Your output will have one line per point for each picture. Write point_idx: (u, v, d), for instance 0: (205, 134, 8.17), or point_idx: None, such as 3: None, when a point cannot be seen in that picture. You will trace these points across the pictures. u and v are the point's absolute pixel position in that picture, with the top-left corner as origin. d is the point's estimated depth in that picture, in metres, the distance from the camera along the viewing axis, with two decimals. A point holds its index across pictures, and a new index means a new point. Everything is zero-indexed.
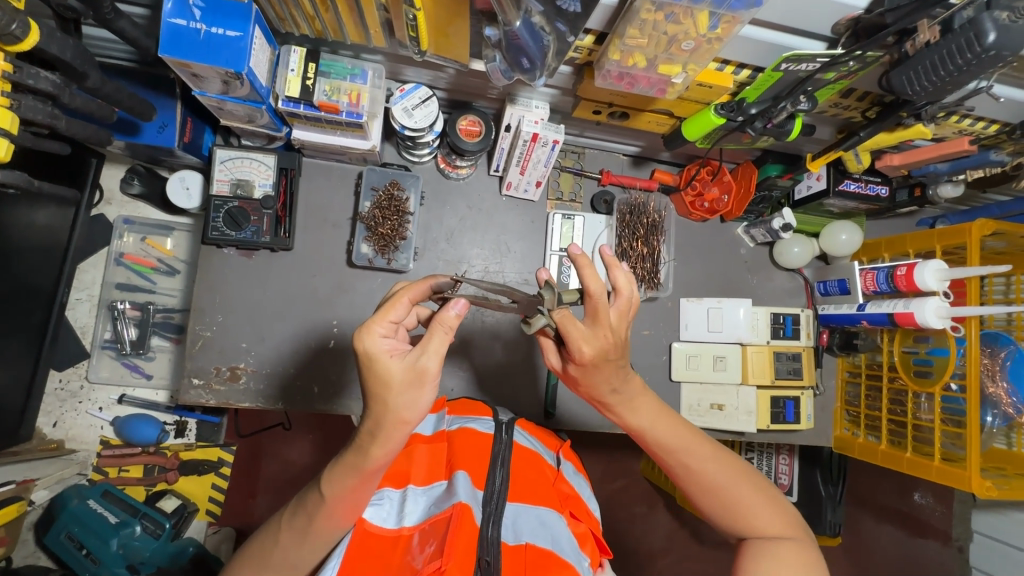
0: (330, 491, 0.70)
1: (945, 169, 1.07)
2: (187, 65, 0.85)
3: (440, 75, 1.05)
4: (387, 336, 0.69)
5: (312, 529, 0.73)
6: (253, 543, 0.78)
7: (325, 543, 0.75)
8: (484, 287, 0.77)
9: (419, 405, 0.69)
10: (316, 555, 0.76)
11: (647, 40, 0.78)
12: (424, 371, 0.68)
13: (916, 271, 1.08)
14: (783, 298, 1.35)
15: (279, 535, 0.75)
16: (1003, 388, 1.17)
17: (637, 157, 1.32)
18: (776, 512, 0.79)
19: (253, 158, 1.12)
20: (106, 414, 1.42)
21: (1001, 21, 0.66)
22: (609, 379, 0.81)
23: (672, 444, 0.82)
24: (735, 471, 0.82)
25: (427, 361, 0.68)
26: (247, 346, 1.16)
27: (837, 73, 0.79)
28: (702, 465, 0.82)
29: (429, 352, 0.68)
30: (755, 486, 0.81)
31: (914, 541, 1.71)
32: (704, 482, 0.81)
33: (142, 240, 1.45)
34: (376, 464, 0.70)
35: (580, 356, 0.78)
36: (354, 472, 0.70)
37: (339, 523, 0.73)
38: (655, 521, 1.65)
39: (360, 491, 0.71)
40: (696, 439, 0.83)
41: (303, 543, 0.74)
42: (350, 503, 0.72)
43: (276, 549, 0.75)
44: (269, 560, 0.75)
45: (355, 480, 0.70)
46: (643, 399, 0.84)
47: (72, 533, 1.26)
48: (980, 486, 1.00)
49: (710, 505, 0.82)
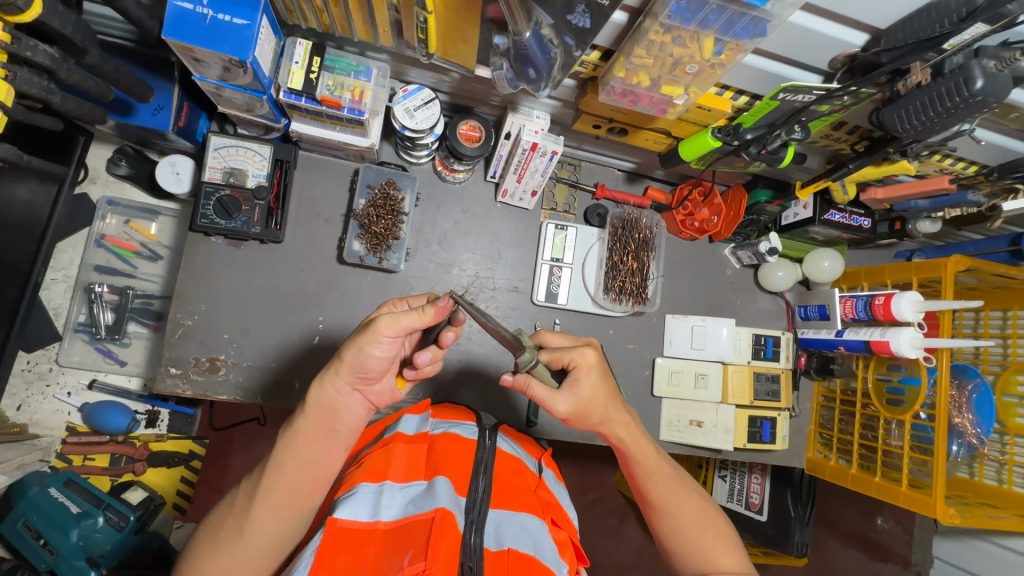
0: (284, 440, 0.78)
1: (924, 207, 1.11)
2: (190, 50, 0.83)
3: (443, 78, 1.05)
4: (396, 308, 0.85)
5: (262, 487, 0.76)
6: (215, 519, 0.79)
7: (276, 505, 0.76)
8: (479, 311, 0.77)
9: (355, 352, 0.74)
10: (259, 527, 0.76)
11: (653, 61, 0.79)
12: (377, 311, 0.84)
13: (894, 302, 1.11)
14: (765, 320, 1.38)
15: (236, 504, 0.77)
16: (968, 419, 1.21)
17: (631, 173, 1.34)
18: (734, 551, 0.86)
19: (248, 147, 1.11)
20: (74, 399, 1.38)
21: (988, 69, 0.70)
22: (608, 405, 0.82)
23: (655, 483, 0.87)
24: (706, 516, 0.88)
25: (384, 308, 0.85)
26: (229, 337, 1.14)
27: (831, 107, 0.82)
28: (679, 507, 0.87)
29: (396, 303, 0.85)
30: (719, 531, 0.87)
31: (875, 564, 1.75)
32: (677, 517, 0.87)
33: (125, 222, 1.41)
34: (318, 403, 0.77)
35: (586, 359, 0.80)
36: (302, 412, 0.78)
37: (294, 483, 0.77)
38: (626, 533, 1.66)
39: (317, 440, 0.78)
40: (675, 482, 0.88)
41: (253, 507, 0.75)
42: (298, 456, 0.77)
43: (230, 514, 0.77)
44: (222, 531, 0.76)
45: (303, 421, 0.77)
46: (634, 432, 0.86)
47: (30, 522, 1.20)
48: (944, 513, 1.03)
49: (676, 540, 0.87)
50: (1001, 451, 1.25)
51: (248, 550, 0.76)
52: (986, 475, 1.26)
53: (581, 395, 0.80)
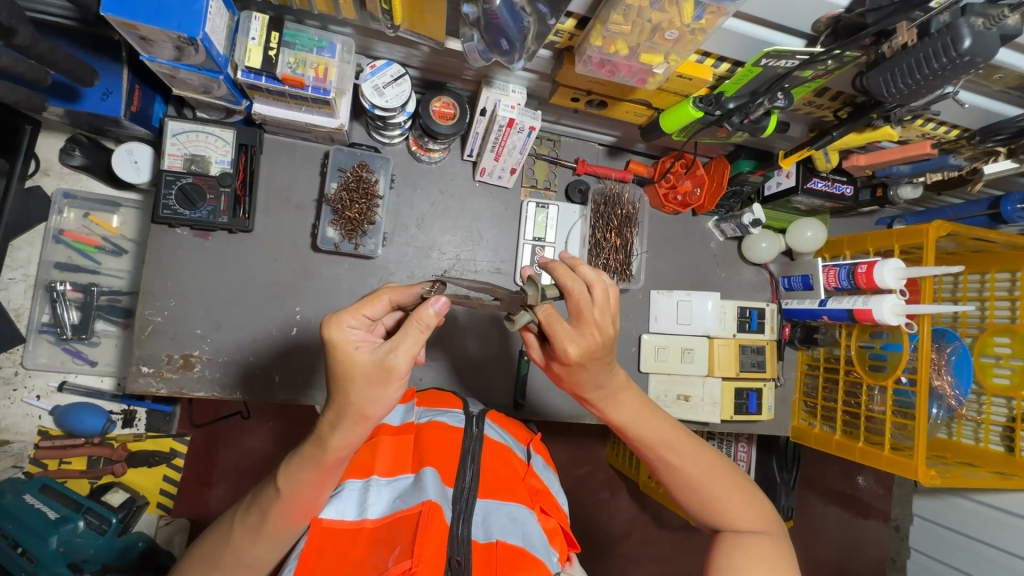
0: (288, 485, 0.68)
1: (907, 171, 1.09)
2: (134, 27, 0.77)
3: (413, 52, 1.00)
4: (356, 328, 0.67)
5: (265, 524, 0.69)
6: (207, 541, 0.74)
7: (282, 537, 0.71)
8: (466, 285, 0.75)
9: (382, 401, 0.66)
10: (264, 555, 0.72)
11: (631, 27, 0.75)
12: (338, 348, 0.65)
13: (876, 269, 1.11)
14: (749, 292, 1.38)
15: (232, 534, 0.71)
16: (947, 381, 1.23)
17: (612, 147, 1.30)
18: (749, 505, 0.81)
19: (209, 132, 1.05)
20: (44, 403, 1.34)
21: (976, 27, 0.67)
22: (596, 376, 0.77)
23: (652, 446, 0.82)
24: (713, 469, 0.82)
25: (344, 338, 0.65)
26: (202, 332, 1.10)
27: (814, 71, 0.79)
28: (683, 460, 0.82)
29: (354, 321, 0.67)
30: (731, 483, 0.82)
31: (857, 521, 1.80)
32: (683, 477, 0.82)
33: (84, 216, 1.35)
34: (335, 456, 0.67)
35: (565, 356, 0.73)
36: (313, 465, 0.68)
37: (296, 518, 0.70)
38: (617, 506, 1.67)
39: (325, 483, 0.69)
40: (675, 441, 0.83)
41: (257, 541, 0.70)
42: (307, 499, 0.69)
43: (227, 548, 0.71)
44: (220, 559, 0.71)
45: (314, 473, 0.68)
46: (626, 395, 0.82)
47: (6, 531, 1.17)
48: (925, 475, 1.04)
49: (686, 496, 0.83)
50: (979, 411, 1.27)
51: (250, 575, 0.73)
52: (964, 434, 1.30)
53: (566, 375, 0.79)
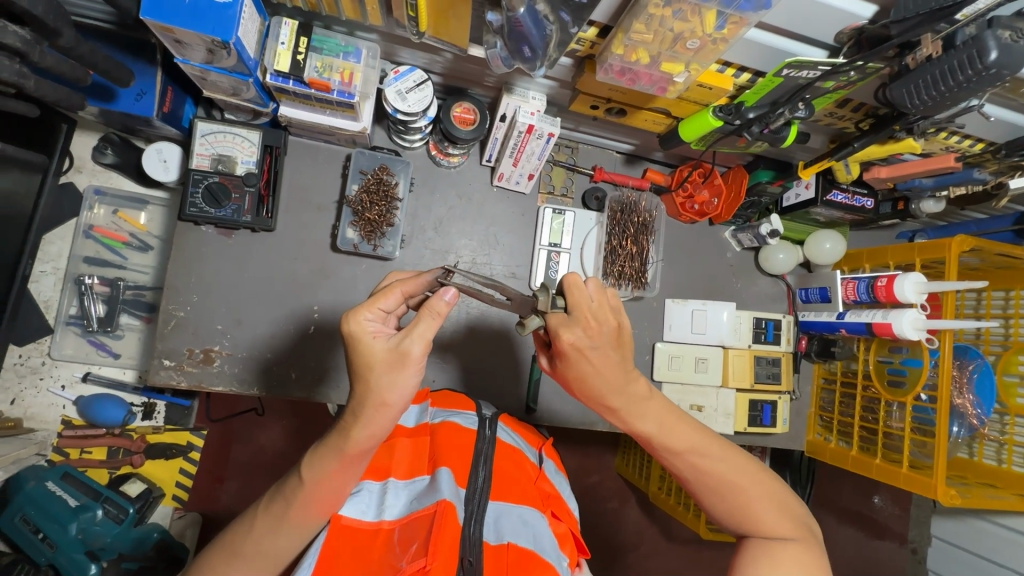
0: (310, 474, 0.69)
1: (929, 185, 1.07)
2: (170, 30, 0.80)
3: (436, 58, 1.02)
4: (374, 321, 0.69)
5: (289, 514, 0.70)
6: (229, 531, 0.75)
7: (303, 529, 0.72)
8: (475, 279, 0.77)
9: (401, 388, 0.66)
10: (283, 547, 0.73)
11: (652, 36, 0.76)
12: (357, 340, 0.67)
13: (896, 283, 1.09)
14: (766, 303, 1.37)
15: (256, 523, 0.72)
16: (969, 400, 1.20)
17: (629, 155, 1.31)
18: (780, 511, 0.80)
19: (237, 133, 1.08)
20: (68, 392, 1.38)
21: (1003, 39, 0.67)
22: (603, 376, 0.77)
23: (681, 453, 0.82)
24: (744, 473, 0.81)
25: (361, 330, 0.67)
26: (222, 328, 1.12)
27: (836, 83, 0.79)
28: (713, 465, 0.81)
29: (370, 314, 0.69)
30: (761, 487, 0.81)
31: (872, 542, 1.76)
32: (712, 483, 0.81)
33: (113, 212, 1.39)
34: (360, 448, 0.68)
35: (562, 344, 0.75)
36: (336, 455, 0.68)
37: (319, 510, 0.71)
38: (626, 516, 1.66)
39: (347, 478, 0.70)
40: (705, 446, 0.82)
41: (278, 531, 0.71)
42: (328, 491, 0.70)
43: (249, 537, 0.72)
44: (242, 549, 0.72)
45: (336, 464, 0.69)
46: (649, 405, 0.82)
47: (29, 516, 1.20)
48: (945, 494, 1.02)
49: (716, 501, 0.82)
50: (1001, 431, 1.25)
51: (265, 567, 0.74)
52: (986, 455, 1.27)
53: (574, 376, 0.79)
